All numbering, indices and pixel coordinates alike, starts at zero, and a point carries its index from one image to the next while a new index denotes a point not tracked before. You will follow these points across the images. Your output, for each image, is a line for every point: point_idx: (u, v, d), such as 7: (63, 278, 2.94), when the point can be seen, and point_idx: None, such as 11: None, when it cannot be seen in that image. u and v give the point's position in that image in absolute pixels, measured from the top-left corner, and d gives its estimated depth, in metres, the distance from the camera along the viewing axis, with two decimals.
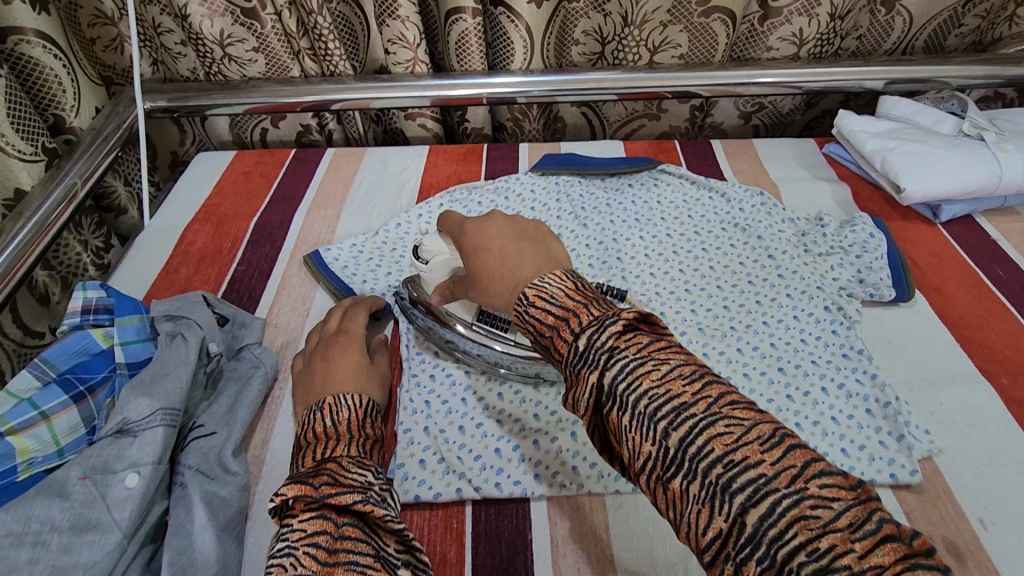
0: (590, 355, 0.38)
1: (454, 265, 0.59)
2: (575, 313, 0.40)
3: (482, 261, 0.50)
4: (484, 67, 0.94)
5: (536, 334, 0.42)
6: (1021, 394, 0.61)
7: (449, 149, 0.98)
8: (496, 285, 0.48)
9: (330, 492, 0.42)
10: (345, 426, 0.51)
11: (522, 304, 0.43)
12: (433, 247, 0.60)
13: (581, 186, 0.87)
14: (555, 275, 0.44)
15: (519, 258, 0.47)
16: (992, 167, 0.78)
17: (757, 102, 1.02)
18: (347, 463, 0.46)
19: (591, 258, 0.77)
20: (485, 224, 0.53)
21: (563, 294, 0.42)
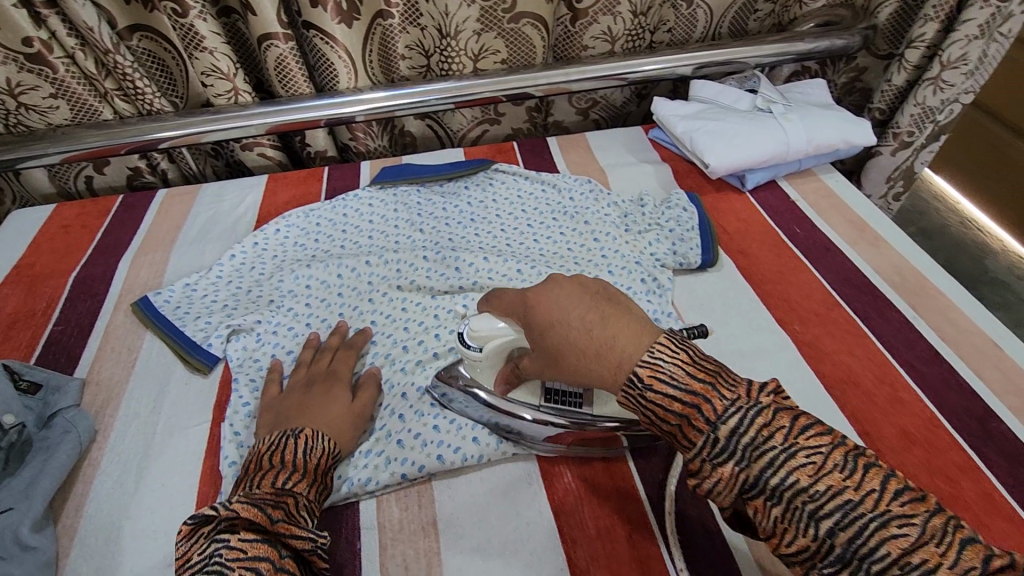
0: (735, 442, 0.40)
1: (511, 341, 0.55)
2: (705, 398, 0.42)
3: (568, 337, 0.47)
4: (311, 90, 0.94)
5: (657, 419, 0.44)
6: (812, 337, 0.68)
7: (291, 174, 0.96)
8: (590, 367, 0.46)
9: (285, 530, 0.45)
10: (318, 468, 0.53)
11: (638, 387, 0.43)
12: (486, 330, 0.55)
13: (419, 195, 0.89)
14: (665, 347, 0.44)
15: (610, 331, 0.46)
16: (780, 135, 0.86)
17: (589, 98, 1.08)
18: (302, 504, 0.49)
19: (428, 267, 0.77)
20: (547, 291, 0.50)
21: (681, 373, 0.43)
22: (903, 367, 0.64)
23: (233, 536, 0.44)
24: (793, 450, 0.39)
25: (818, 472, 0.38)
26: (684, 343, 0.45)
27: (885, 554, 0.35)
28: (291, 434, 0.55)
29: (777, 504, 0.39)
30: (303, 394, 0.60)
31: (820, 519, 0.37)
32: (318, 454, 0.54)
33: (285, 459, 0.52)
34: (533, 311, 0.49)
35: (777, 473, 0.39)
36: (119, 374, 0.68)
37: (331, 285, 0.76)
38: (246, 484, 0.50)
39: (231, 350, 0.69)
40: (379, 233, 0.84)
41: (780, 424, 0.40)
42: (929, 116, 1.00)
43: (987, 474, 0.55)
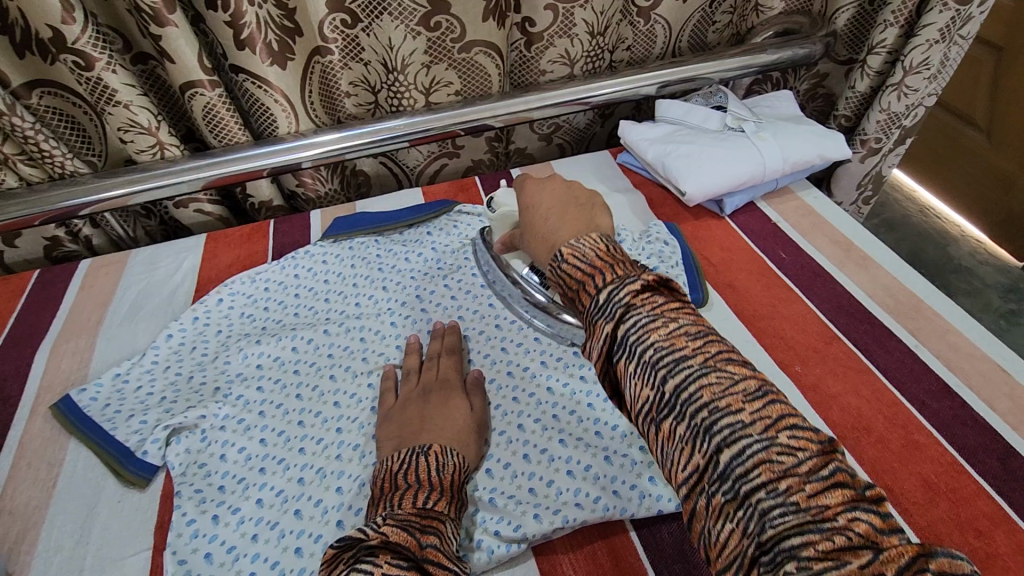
0: (610, 306, 0.43)
1: (511, 215, 0.76)
2: (605, 269, 0.46)
3: (544, 218, 0.58)
4: (248, 138, 0.85)
5: (565, 286, 0.48)
6: (814, 378, 0.63)
7: (232, 230, 0.87)
8: (542, 242, 0.58)
9: (433, 556, 0.43)
10: (451, 485, 0.51)
11: (558, 259, 0.49)
12: (503, 200, 0.77)
13: (377, 246, 0.82)
14: (589, 238, 0.50)
15: (560, 226, 0.56)
16: (756, 155, 0.82)
17: (551, 123, 1.02)
18: (446, 530, 0.47)
19: (398, 337, 0.71)
20: (539, 186, 0.62)
21: (594, 253, 0.48)
22: (912, 404, 0.60)
23: (377, 563, 0.40)
24: None
25: None
26: (610, 240, 0.50)
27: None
28: (422, 450, 0.53)
29: None
30: (423, 407, 0.59)
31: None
32: (452, 472, 0.52)
33: (420, 477, 0.50)
34: (527, 215, 0.61)
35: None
36: (38, 497, 0.58)
37: (286, 363, 0.69)
38: (387, 502, 0.48)
39: (173, 454, 0.60)
40: (336, 295, 0.76)
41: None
42: (895, 121, 0.98)
43: (1020, 524, 0.51)
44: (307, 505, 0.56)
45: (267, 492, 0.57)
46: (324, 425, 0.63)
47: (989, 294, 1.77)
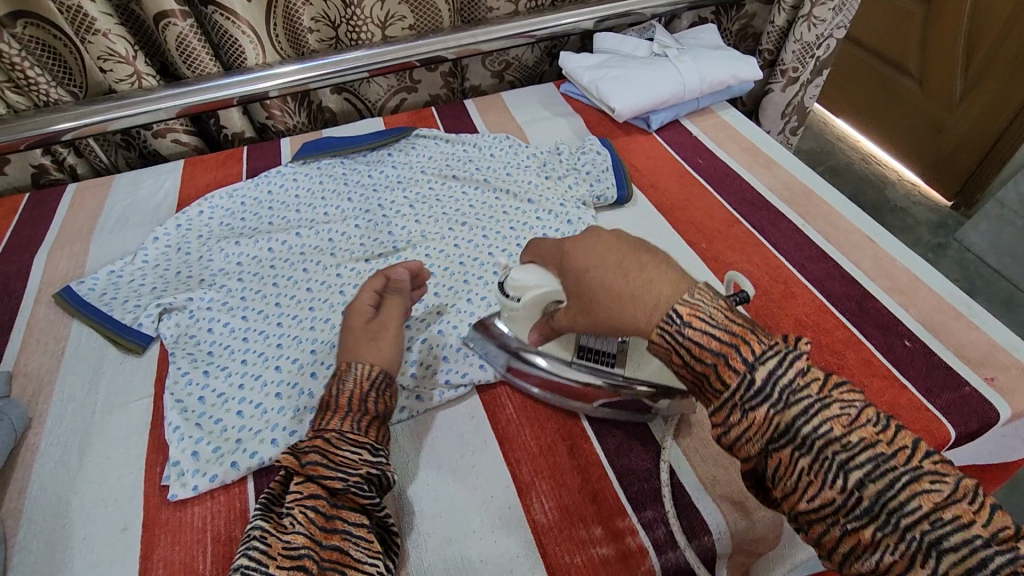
0: (779, 395, 0.39)
1: (551, 294, 0.52)
2: (742, 339, 0.41)
3: (613, 295, 0.46)
4: (219, 69, 0.93)
5: (691, 358, 0.43)
6: (717, 253, 0.75)
7: (209, 157, 0.95)
8: (623, 304, 0.46)
9: (314, 470, 0.47)
10: (356, 403, 0.52)
11: (677, 322, 0.43)
12: (526, 282, 0.53)
13: (343, 165, 0.90)
14: (706, 291, 0.45)
15: (646, 276, 0.46)
16: (677, 75, 0.92)
17: (502, 59, 1.12)
18: (337, 440, 0.49)
19: (361, 236, 0.79)
20: (582, 244, 0.50)
21: (722, 318, 0.43)
22: (795, 268, 0.72)
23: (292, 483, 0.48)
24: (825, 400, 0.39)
25: (851, 423, 0.38)
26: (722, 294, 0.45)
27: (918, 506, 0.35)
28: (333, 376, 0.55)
29: (803, 456, 0.38)
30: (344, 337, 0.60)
31: (851, 470, 0.37)
32: (353, 386, 0.53)
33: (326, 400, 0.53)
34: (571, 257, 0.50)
35: (813, 421, 0.38)
36: (48, 364, 0.66)
37: (263, 260, 0.77)
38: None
39: (165, 327, 0.68)
40: (306, 205, 0.84)
41: (816, 375, 0.40)
42: (809, 51, 1.09)
43: (867, 345, 0.64)
44: (285, 362, 0.65)
45: (250, 355, 0.66)
46: (298, 304, 0.71)
47: (921, 231, 1.92)
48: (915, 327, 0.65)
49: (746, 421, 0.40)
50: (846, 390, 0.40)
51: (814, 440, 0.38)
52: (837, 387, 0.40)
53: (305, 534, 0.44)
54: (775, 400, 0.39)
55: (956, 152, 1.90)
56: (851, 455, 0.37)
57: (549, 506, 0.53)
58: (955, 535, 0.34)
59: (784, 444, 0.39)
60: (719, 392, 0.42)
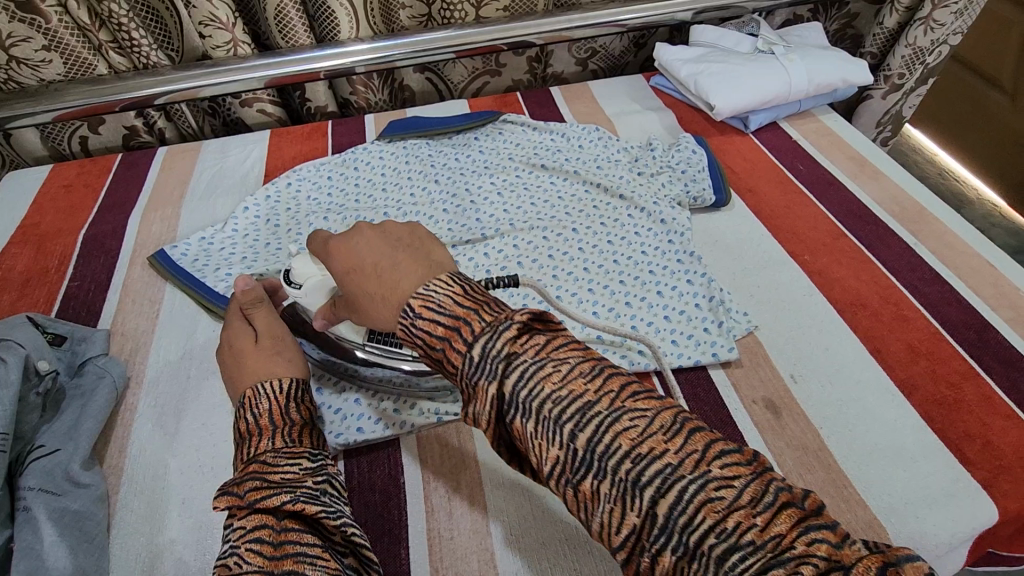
0: (486, 363, 0.37)
1: (327, 285, 0.56)
2: (466, 321, 0.38)
3: (360, 288, 0.44)
4: (312, 41, 0.93)
5: (425, 347, 0.40)
6: (821, 266, 0.71)
7: (294, 128, 0.95)
8: (380, 307, 0.42)
9: (254, 495, 0.41)
10: (286, 421, 0.48)
11: (410, 316, 0.40)
12: (304, 271, 0.57)
13: (429, 147, 0.89)
14: (440, 280, 0.41)
15: (402, 273, 0.42)
16: (782, 75, 0.88)
17: (588, 47, 1.09)
18: (271, 459, 0.44)
19: (449, 221, 0.77)
20: (350, 240, 0.47)
21: (451, 301, 0.39)
22: (906, 288, 0.68)
23: (231, 519, 0.40)
24: (724, 493, 0.31)
25: (748, 518, 0.30)
26: (465, 276, 0.42)
27: (702, 524, 0.31)
28: (238, 404, 0.50)
29: (690, 563, 0.31)
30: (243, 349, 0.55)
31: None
32: (270, 404, 0.49)
33: (251, 426, 0.48)
34: (332, 261, 0.47)
35: (602, 438, 0.34)
36: (144, 325, 0.67)
37: None
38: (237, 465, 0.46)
39: None
40: (392, 185, 0.83)
41: (607, 389, 0.35)
42: (918, 58, 1.02)
43: (986, 378, 0.59)
44: None
45: None
46: None
47: None
48: None
49: (588, 503, 0.34)
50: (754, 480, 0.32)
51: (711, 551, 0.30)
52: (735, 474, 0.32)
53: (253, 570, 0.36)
54: (611, 480, 0.33)
55: None
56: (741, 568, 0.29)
57: None
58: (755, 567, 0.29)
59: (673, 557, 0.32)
60: (453, 377, 0.39)
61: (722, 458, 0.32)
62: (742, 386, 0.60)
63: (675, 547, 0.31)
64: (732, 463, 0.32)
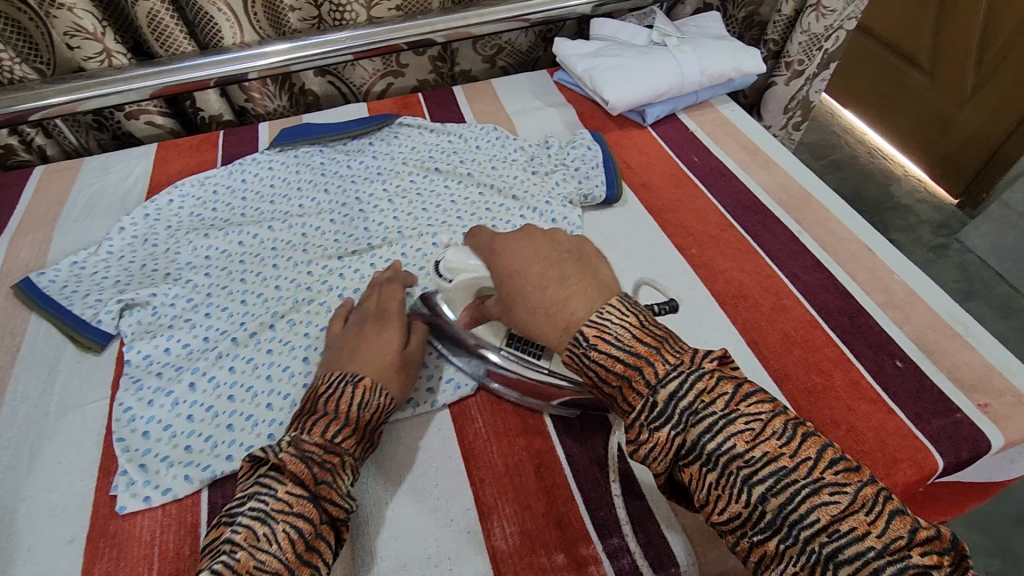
0: (673, 413, 0.41)
1: (478, 283, 0.57)
2: (647, 361, 0.42)
3: (525, 291, 0.50)
4: (195, 49, 0.89)
5: (599, 379, 0.44)
6: (707, 259, 0.71)
7: (183, 140, 0.91)
8: (542, 321, 0.48)
9: (326, 494, 0.45)
10: (367, 424, 0.51)
11: (583, 345, 0.44)
12: (457, 264, 0.57)
13: (321, 155, 0.86)
14: (615, 309, 0.45)
15: (567, 289, 0.48)
16: (674, 67, 0.88)
17: (494, 44, 1.07)
18: (349, 466, 0.48)
19: (337, 232, 0.75)
20: (515, 244, 0.53)
21: (629, 337, 0.43)
22: (787, 277, 0.69)
23: (278, 486, 0.43)
24: (816, 484, 0.37)
25: (841, 512, 0.35)
26: (635, 306, 0.46)
27: (817, 520, 0.35)
28: (350, 381, 0.52)
29: (789, 544, 0.36)
30: (360, 335, 0.57)
31: (754, 485, 0.38)
32: (374, 409, 0.52)
33: (338, 407, 0.50)
34: (496, 257, 0.53)
35: (714, 438, 0.39)
36: (3, 359, 0.64)
37: (232, 254, 0.73)
38: (299, 425, 0.49)
39: (125, 325, 0.65)
40: (281, 196, 0.80)
41: (721, 391, 0.41)
42: (815, 44, 1.04)
43: (855, 364, 0.60)
44: (240, 363, 0.61)
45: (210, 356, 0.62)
46: (264, 304, 0.68)
47: (923, 230, 1.88)
48: (908, 348, 0.62)
49: (750, 546, 0.38)
50: (839, 474, 0.37)
51: (801, 531, 0.36)
52: (827, 470, 0.37)
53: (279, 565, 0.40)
54: (721, 470, 0.39)
55: (963, 148, 1.85)
56: (839, 548, 0.35)
57: (510, 531, 0.50)
58: (849, 548, 0.35)
59: (768, 534, 0.37)
60: (625, 413, 0.43)
61: (834, 464, 0.38)
62: None
63: (784, 538, 0.36)
64: (844, 470, 0.37)
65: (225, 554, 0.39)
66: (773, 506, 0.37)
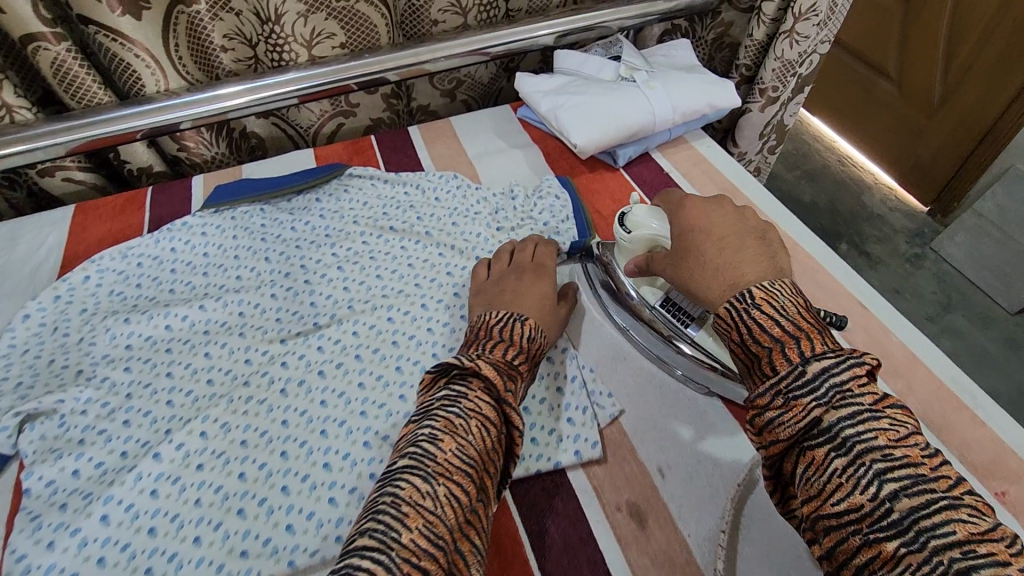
0: (821, 390, 0.42)
1: (658, 238, 0.62)
2: (807, 335, 0.45)
3: (702, 244, 0.56)
4: (113, 99, 0.79)
5: (749, 340, 0.47)
6: None
7: (104, 202, 0.81)
8: (712, 279, 0.53)
9: (510, 401, 0.49)
10: (531, 356, 0.56)
11: (749, 303, 0.48)
12: (641, 219, 0.64)
13: (262, 215, 0.77)
14: (787, 287, 0.49)
15: (745, 259, 0.52)
16: (645, 106, 0.81)
17: (452, 77, 0.99)
18: (519, 387, 0.52)
19: (278, 310, 0.67)
20: (708, 210, 0.59)
21: (794, 312, 0.47)
22: None
23: (468, 391, 0.48)
24: (952, 500, 0.37)
25: (978, 532, 0.36)
26: (806, 298, 0.49)
27: (951, 531, 0.36)
28: (516, 318, 0.57)
29: (912, 548, 0.36)
30: (518, 283, 0.63)
31: (886, 481, 0.38)
32: (536, 341, 0.57)
33: (511, 336, 0.55)
34: (683, 214, 0.60)
35: (860, 430, 0.40)
36: None
37: (158, 343, 0.64)
38: (479, 345, 0.54)
39: (25, 441, 0.55)
40: (216, 267, 0.72)
41: (873, 389, 0.42)
42: (790, 70, 0.99)
43: None
44: (163, 484, 0.52)
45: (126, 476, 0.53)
46: (194, 405, 0.59)
47: (897, 240, 1.87)
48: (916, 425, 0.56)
49: (861, 543, 0.38)
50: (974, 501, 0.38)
51: (931, 538, 0.36)
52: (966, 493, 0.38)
53: (474, 455, 0.44)
54: (849, 454, 0.40)
55: (934, 156, 1.84)
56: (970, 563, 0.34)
57: None
58: (984, 568, 0.34)
59: (889, 534, 0.37)
60: (761, 380, 0.46)
61: (970, 492, 0.39)
62: (604, 490, 0.53)
63: (907, 540, 0.36)
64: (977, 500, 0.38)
65: (427, 436, 0.44)
66: (901, 507, 0.37)
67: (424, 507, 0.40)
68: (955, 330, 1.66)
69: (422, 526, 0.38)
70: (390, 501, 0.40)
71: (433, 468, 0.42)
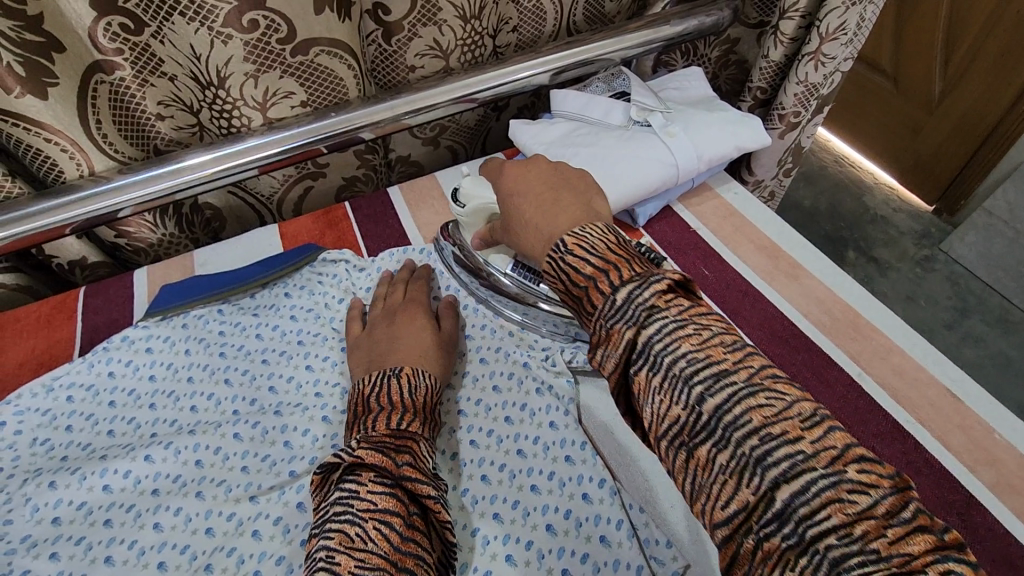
0: (628, 310, 0.39)
1: (488, 208, 0.60)
2: (616, 266, 0.41)
3: (525, 215, 0.50)
4: (26, 190, 0.65)
5: (569, 284, 0.43)
6: None
7: (26, 310, 0.67)
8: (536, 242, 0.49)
9: (409, 474, 0.46)
10: (424, 406, 0.53)
11: (562, 251, 0.43)
12: (471, 191, 0.60)
13: (222, 321, 0.64)
14: (597, 228, 0.44)
15: (558, 214, 0.48)
16: (665, 156, 0.70)
17: (435, 124, 0.86)
18: (422, 453, 0.48)
19: (245, 455, 0.54)
20: (523, 173, 0.53)
21: (603, 246, 0.43)
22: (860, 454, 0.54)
23: (360, 487, 0.43)
24: (752, 387, 0.34)
25: (775, 415, 0.33)
26: (617, 231, 0.45)
27: (748, 419, 0.33)
28: (394, 372, 0.54)
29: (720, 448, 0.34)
30: (391, 328, 0.60)
31: (693, 386, 0.35)
32: (424, 388, 0.54)
33: (392, 399, 0.51)
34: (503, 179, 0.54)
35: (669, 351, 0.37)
36: None
37: (93, 512, 0.50)
38: (361, 426, 0.49)
39: None
40: (166, 396, 0.58)
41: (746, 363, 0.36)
42: (813, 93, 0.88)
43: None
44: None
45: None
46: None
47: (905, 243, 1.78)
48: None
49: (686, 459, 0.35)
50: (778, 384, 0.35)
51: (732, 433, 0.34)
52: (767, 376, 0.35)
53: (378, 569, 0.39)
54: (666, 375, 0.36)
55: (939, 153, 1.75)
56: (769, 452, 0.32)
57: None
58: (778, 450, 0.32)
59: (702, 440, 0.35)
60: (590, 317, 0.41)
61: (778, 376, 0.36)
62: None
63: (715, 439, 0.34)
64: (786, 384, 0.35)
65: (324, 560, 0.39)
66: (708, 407, 0.35)
67: (354, 549, 0.40)
68: (975, 337, 1.58)
69: (356, 567, 0.39)
70: (322, 556, 0.39)
71: (359, 507, 0.42)
